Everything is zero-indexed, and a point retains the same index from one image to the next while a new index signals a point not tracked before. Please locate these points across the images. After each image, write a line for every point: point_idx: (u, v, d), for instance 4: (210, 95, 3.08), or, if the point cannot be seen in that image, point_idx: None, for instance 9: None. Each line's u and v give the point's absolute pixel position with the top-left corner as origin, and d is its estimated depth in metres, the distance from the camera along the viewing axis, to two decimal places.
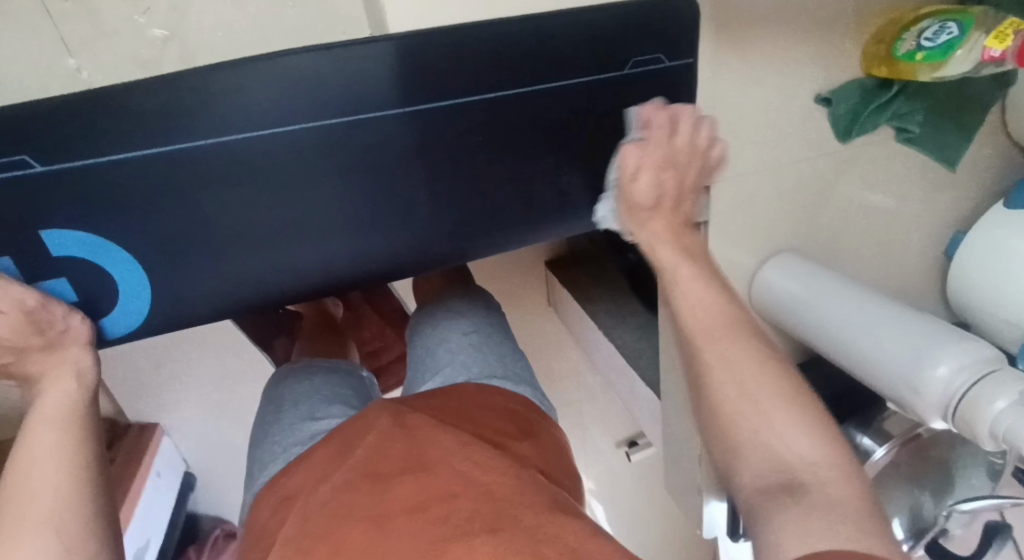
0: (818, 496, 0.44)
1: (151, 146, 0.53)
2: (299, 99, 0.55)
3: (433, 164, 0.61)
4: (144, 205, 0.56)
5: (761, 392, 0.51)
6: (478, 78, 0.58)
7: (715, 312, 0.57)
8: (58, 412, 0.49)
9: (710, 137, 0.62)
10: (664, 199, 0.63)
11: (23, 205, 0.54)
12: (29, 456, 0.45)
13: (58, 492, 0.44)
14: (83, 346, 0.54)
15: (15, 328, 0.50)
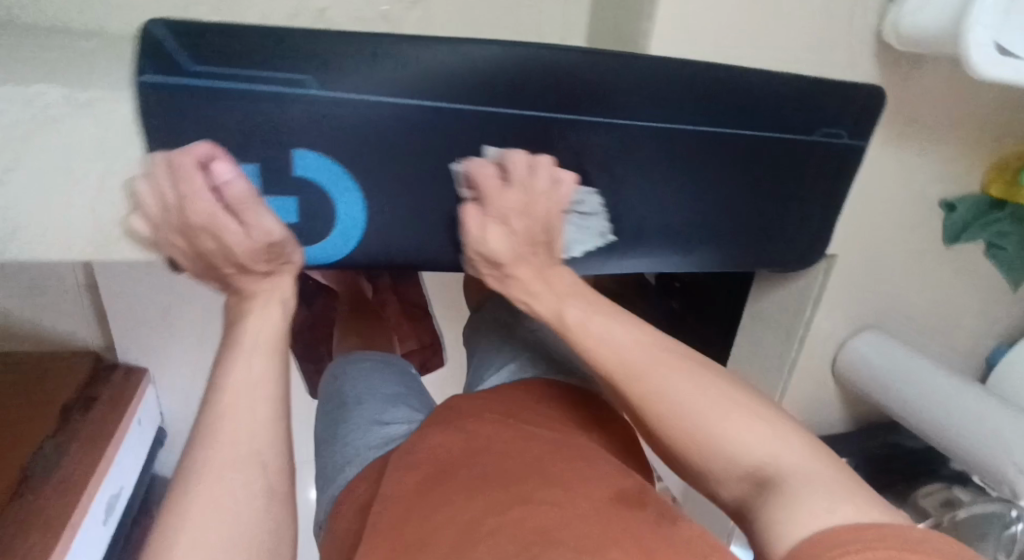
0: (783, 474, 0.40)
1: (410, 96, 0.55)
2: (550, 88, 0.58)
3: (631, 179, 0.65)
4: (379, 148, 0.57)
5: (703, 407, 0.44)
6: (700, 110, 0.63)
7: (642, 345, 0.48)
8: (264, 337, 0.51)
9: (555, 176, 0.58)
10: (524, 250, 0.56)
11: (270, 120, 0.53)
12: (238, 380, 0.47)
13: (263, 428, 0.46)
14: (293, 274, 0.56)
15: (253, 252, 0.52)
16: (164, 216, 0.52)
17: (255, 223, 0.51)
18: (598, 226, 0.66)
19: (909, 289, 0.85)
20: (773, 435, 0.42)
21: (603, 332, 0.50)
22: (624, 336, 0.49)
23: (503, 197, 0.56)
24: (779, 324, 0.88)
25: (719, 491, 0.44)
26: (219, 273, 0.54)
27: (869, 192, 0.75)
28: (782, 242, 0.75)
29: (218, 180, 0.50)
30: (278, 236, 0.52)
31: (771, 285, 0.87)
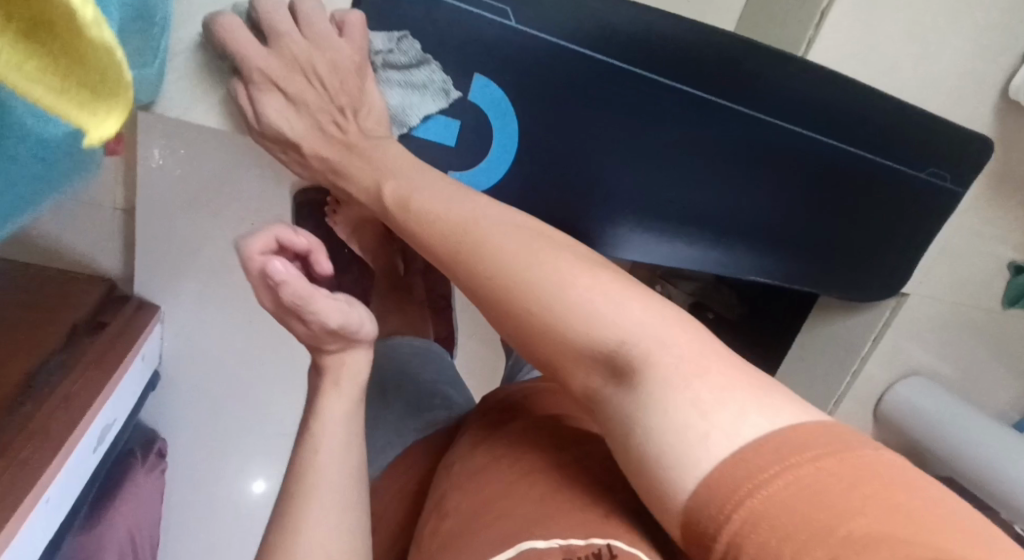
0: (668, 359, 0.38)
1: (591, 48, 0.62)
2: (707, 70, 0.65)
3: (753, 176, 0.71)
4: (552, 89, 0.63)
5: (589, 305, 0.42)
6: (826, 121, 0.69)
7: (462, 222, 0.49)
8: (339, 415, 0.59)
9: (341, 29, 0.55)
10: (317, 124, 0.56)
11: (470, 43, 0.59)
12: (313, 462, 0.56)
13: (330, 507, 0.55)
14: (363, 346, 0.60)
15: (318, 334, 0.57)
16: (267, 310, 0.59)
17: (312, 317, 0.54)
18: (389, 74, 0.59)
19: (961, 342, 0.90)
20: (646, 315, 0.41)
21: (438, 196, 0.51)
22: (467, 208, 0.50)
23: (264, 66, 0.53)
24: (834, 357, 0.92)
25: (579, 376, 0.44)
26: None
27: (948, 237, 0.81)
28: (862, 270, 0.80)
29: (274, 279, 0.52)
30: (339, 327, 0.56)
31: (835, 318, 0.91)
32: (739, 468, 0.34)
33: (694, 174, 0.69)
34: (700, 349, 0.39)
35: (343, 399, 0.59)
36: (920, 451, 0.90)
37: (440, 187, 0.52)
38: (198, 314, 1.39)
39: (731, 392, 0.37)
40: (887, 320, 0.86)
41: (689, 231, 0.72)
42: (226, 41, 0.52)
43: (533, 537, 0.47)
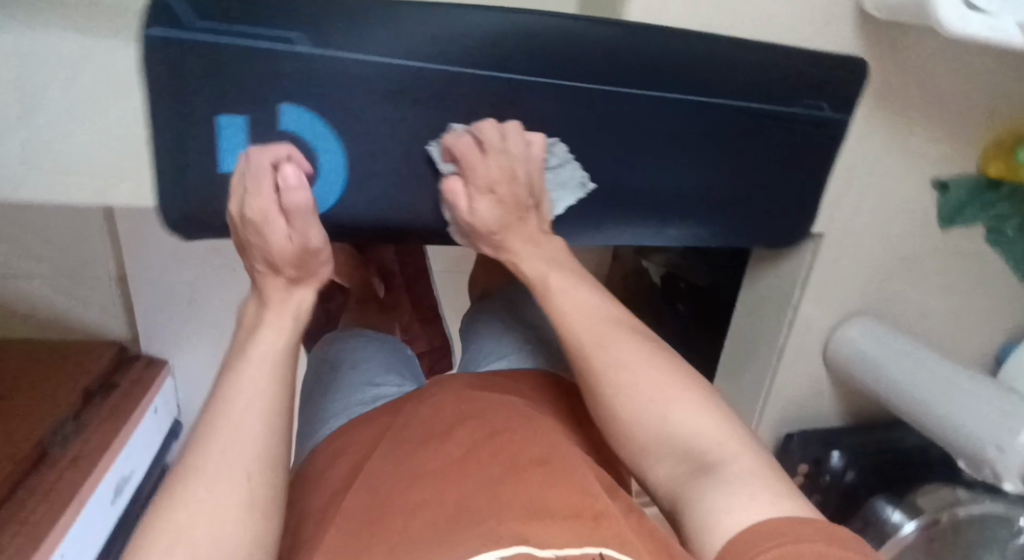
0: (734, 466, 0.47)
1: (394, 54, 0.59)
2: (529, 53, 0.62)
3: (614, 147, 0.68)
4: (365, 104, 0.61)
5: (656, 402, 0.51)
6: (676, 78, 0.65)
7: (596, 316, 0.57)
8: (266, 356, 0.54)
9: (524, 138, 0.62)
10: (506, 217, 0.62)
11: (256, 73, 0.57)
12: (234, 401, 0.50)
13: (257, 445, 0.49)
14: (312, 283, 0.61)
15: (290, 256, 0.58)
16: (234, 202, 0.58)
17: (300, 229, 0.57)
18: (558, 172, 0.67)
19: (901, 275, 0.84)
20: (718, 425, 0.50)
21: (579, 303, 0.58)
22: (593, 299, 0.58)
23: (483, 165, 0.60)
24: (769, 313, 0.88)
25: (656, 471, 0.51)
26: (253, 268, 0.60)
27: (860, 168, 0.75)
28: (765, 219, 0.76)
29: (286, 183, 0.57)
30: (314, 245, 0.59)
31: (764, 269, 0.87)
32: (775, 530, 0.41)
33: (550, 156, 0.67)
34: (764, 462, 0.48)
35: (282, 332, 0.57)
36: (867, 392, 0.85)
37: (585, 291, 0.59)
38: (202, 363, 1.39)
39: (762, 489, 0.45)
40: (812, 264, 0.81)
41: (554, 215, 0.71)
42: (467, 151, 0.61)
43: (525, 542, 0.42)
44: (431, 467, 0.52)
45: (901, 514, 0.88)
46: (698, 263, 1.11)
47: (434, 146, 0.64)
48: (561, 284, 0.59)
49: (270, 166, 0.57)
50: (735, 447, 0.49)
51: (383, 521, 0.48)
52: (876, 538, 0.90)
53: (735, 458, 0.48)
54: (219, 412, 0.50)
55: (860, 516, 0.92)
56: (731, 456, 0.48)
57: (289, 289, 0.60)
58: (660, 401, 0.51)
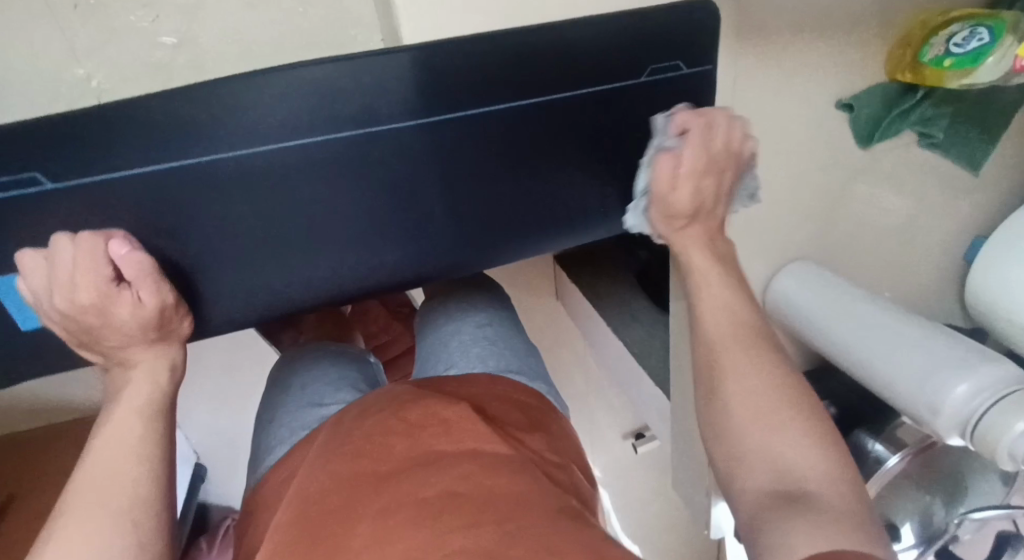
0: (827, 503, 0.44)
1: (156, 161, 0.53)
2: (309, 111, 0.54)
3: (451, 177, 0.61)
4: (149, 217, 0.55)
5: (788, 421, 0.50)
6: (488, 88, 0.56)
7: (731, 321, 0.57)
8: (142, 400, 0.56)
9: (733, 128, 0.60)
10: (697, 207, 0.61)
11: (19, 223, 0.53)
12: (109, 449, 0.52)
13: (134, 489, 0.51)
14: (177, 344, 0.60)
15: (147, 324, 0.56)
16: (58, 295, 0.53)
17: (148, 295, 0.55)
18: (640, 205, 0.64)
19: (831, 208, 0.75)
20: (828, 461, 0.48)
21: (717, 311, 0.58)
22: (726, 313, 0.58)
23: (699, 140, 0.58)
24: None
25: (748, 480, 0.49)
26: (102, 347, 0.57)
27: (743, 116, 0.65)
28: None
29: (121, 250, 0.53)
30: (170, 303, 0.57)
31: None
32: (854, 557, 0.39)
33: (382, 207, 0.60)
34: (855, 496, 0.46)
35: (154, 381, 0.57)
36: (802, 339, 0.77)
37: (722, 298, 0.59)
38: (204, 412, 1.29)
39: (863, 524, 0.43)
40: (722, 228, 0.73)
41: (414, 260, 0.65)
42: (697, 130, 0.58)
43: None
44: (438, 470, 0.49)
45: (885, 448, 0.82)
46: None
47: (662, 117, 0.61)
48: (711, 292, 0.59)
49: (99, 245, 0.53)
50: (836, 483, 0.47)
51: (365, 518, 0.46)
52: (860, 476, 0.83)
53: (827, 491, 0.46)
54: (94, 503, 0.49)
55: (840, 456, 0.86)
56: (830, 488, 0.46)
57: (151, 355, 0.58)
58: (792, 423, 0.50)
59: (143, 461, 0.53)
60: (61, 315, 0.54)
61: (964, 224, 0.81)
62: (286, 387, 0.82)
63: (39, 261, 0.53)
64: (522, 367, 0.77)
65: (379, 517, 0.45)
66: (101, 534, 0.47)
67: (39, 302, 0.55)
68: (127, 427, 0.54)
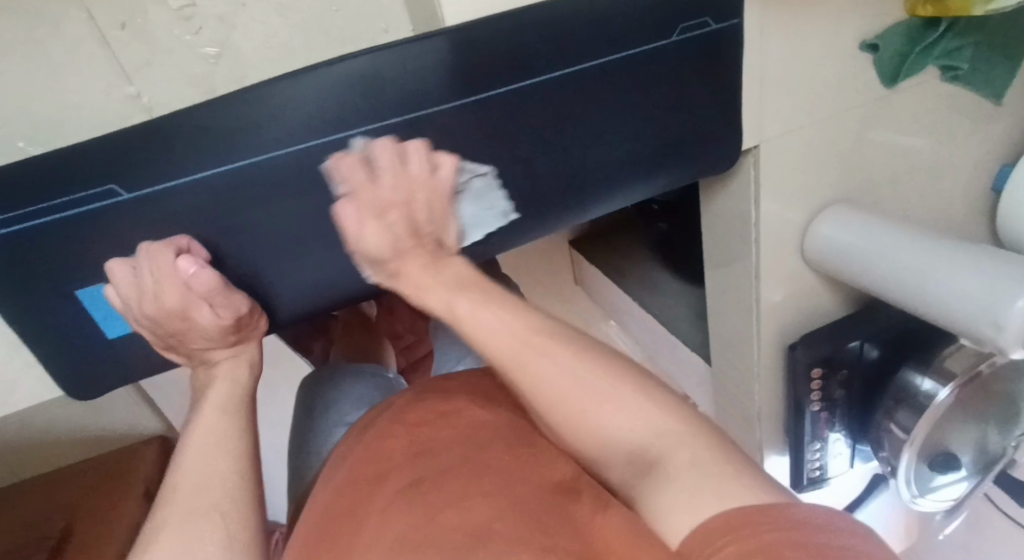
0: (719, 482, 0.39)
1: (221, 164, 0.55)
2: (358, 100, 0.56)
3: (498, 154, 0.62)
4: (217, 219, 0.57)
5: (602, 412, 0.46)
6: (528, 60, 0.58)
7: (513, 335, 0.51)
8: (223, 400, 0.59)
9: (431, 159, 0.57)
10: (403, 246, 0.57)
11: (95, 237, 0.55)
12: (190, 445, 0.55)
13: (226, 479, 0.52)
14: (253, 342, 0.63)
15: (223, 329, 0.59)
16: (143, 304, 0.57)
17: (222, 306, 0.58)
18: (473, 184, 0.63)
19: (859, 148, 0.77)
20: (659, 419, 0.45)
21: (501, 317, 0.53)
22: (504, 322, 0.52)
23: (383, 176, 0.56)
24: (735, 232, 0.82)
25: (607, 473, 0.46)
26: (185, 348, 0.61)
27: (772, 67, 0.67)
28: (691, 156, 0.69)
29: (190, 266, 0.56)
30: (246, 310, 0.60)
31: (715, 193, 0.81)
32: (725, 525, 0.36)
33: None
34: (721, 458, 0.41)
35: (233, 381, 0.61)
36: (850, 283, 0.79)
37: (483, 310, 0.54)
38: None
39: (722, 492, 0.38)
40: (757, 180, 0.75)
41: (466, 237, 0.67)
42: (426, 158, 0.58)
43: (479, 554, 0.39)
44: (427, 458, 0.50)
45: (933, 382, 0.83)
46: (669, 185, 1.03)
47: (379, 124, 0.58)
48: (492, 311, 0.53)
49: (169, 257, 0.55)
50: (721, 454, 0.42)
51: (366, 520, 0.48)
52: (914, 410, 0.84)
53: (668, 452, 0.43)
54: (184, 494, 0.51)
55: (892, 393, 0.87)
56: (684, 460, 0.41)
57: (230, 355, 0.62)
58: (602, 409, 0.46)
59: (230, 456, 0.54)
60: (148, 321, 0.58)
61: (988, 154, 0.83)
62: (319, 397, 0.87)
63: (125, 269, 0.56)
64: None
65: (379, 512, 0.47)
66: (190, 523, 0.49)
67: (125, 308, 0.57)
68: (212, 426, 0.56)
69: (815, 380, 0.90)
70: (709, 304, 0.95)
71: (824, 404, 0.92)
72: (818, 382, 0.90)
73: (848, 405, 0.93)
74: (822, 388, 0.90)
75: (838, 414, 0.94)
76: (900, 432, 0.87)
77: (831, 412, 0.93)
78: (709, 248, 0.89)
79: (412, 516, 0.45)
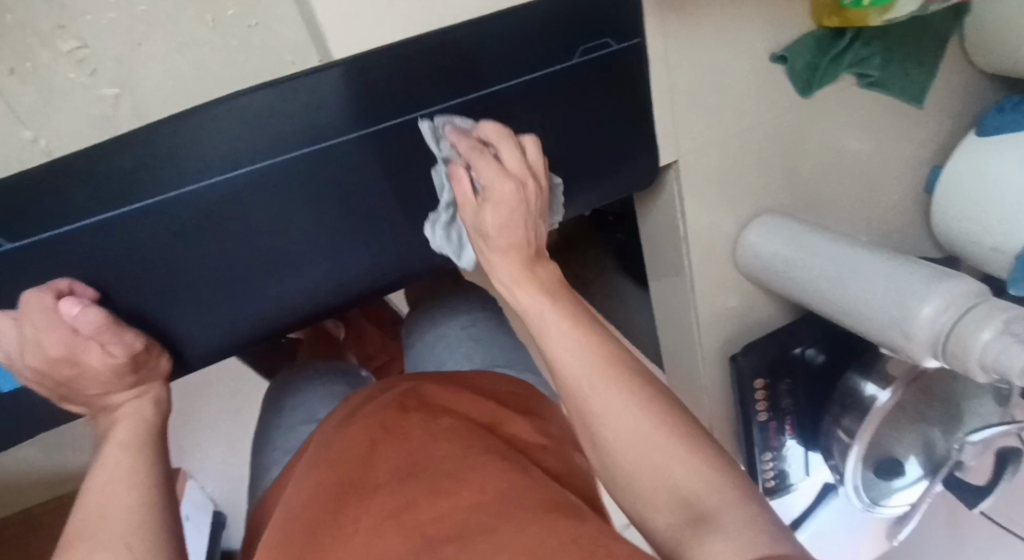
0: (723, 517, 0.42)
1: (114, 208, 0.54)
2: (254, 138, 0.55)
3: (405, 180, 0.62)
4: (115, 263, 0.56)
5: (651, 454, 0.45)
6: (426, 87, 0.58)
7: (591, 356, 0.48)
8: (130, 435, 0.57)
9: (58, 311, 0.52)
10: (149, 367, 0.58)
11: None
12: (98, 476, 0.54)
13: (129, 510, 0.52)
14: (157, 380, 0.61)
15: (117, 371, 0.54)
16: (28, 355, 0.53)
17: (110, 344, 0.54)
18: (440, 218, 0.61)
19: (783, 156, 0.76)
20: (706, 475, 0.44)
21: (555, 337, 0.49)
22: (575, 346, 0.48)
23: (496, 189, 0.51)
24: (669, 246, 0.82)
25: (652, 517, 0.45)
26: (82, 397, 0.58)
27: (681, 82, 0.67)
28: (606, 173, 0.69)
29: (65, 315, 0.52)
30: (140, 348, 0.57)
31: (646, 207, 0.81)
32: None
33: (344, 219, 0.62)
34: (744, 494, 0.43)
35: (140, 416, 0.59)
36: (782, 293, 0.79)
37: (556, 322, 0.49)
38: (214, 457, 1.30)
39: (758, 531, 0.40)
40: (681, 194, 0.74)
41: (385, 264, 0.66)
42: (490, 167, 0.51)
43: None
44: (422, 469, 0.50)
45: (876, 386, 0.82)
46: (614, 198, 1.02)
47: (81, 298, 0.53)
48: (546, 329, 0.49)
49: (50, 302, 0.52)
50: (730, 484, 0.44)
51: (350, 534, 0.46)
52: (858, 416, 0.84)
53: (718, 507, 0.42)
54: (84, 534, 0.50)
55: (837, 399, 0.87)
56: (728, 505, 0.42)
57: (132, 397, 0.59)
58: (654, 454, 0.45)
59: (134, 488, 0.54)
60: (34, 374, 0.54)
61: (918, 156, 0.83)
62: (264, 425, 0.86)
63: (9, 322, 0.54)
64: (506, 358, 0.80)
65: (373, 528, 0.46)
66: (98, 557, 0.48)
67: (11, 362, 0.55)
68: (115, 462, 0.55)
69: (759, 391, 0.89)
70: (655, 316, 0.95)
71: (772, 415, 0.91)
72: (762, 392, 0.89)
73: (797, 413, 0.92)
74: (768, 398, 0.90)
75: (788, 424, 0.93)
76: (846, 438, 0.86)
77: (780, 422, 0.92)
78: (649, 261, 0.88)
79: (406, 534, 0.45)
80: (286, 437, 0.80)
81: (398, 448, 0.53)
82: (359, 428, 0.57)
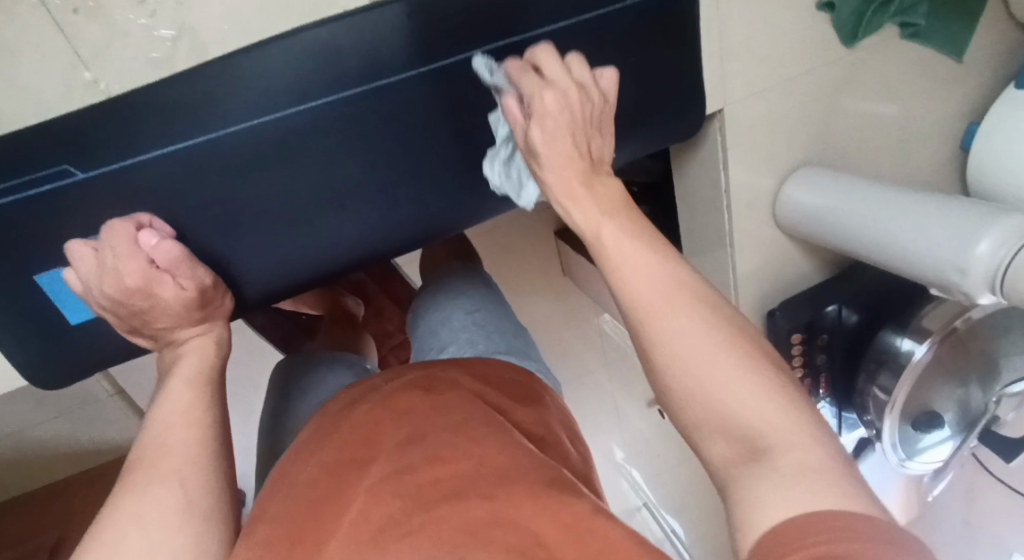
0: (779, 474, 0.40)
1: (182, 140, 0.55)
2: (314, 74, 0.56)
3: (457, 123, 0.63)
4: (178, 197, 0.57)
5: (720, 390, 0.44)
6: (484, 27, 0.58)
7: (662, 283, 0.48)
8: (192, 372, 0.58)
9: (135, 245, 0.53)
10: (209, 309, 0.60)
11: (56, 218, 0.55)
12: (162, 412, 0.55)
13: (189, 447, 0.53)
14: (220, 319, 0.62)
15: (190, 304, 0.57)
16: (103, 285, 0.54)
17: (184, 281, 0.56)
18: (500, 155, 0.63)
19: (823, 109, 0.77)
20: (778, 411, 0.42)
21: (633, 269, 0.49)
22: (649, 272, 0.49)
23: (540, 102, 0.53)
24: (707, 201, 0.82)
25: (710, 456, 0.44)
26: (150, 330, 0.59)
27: (728, 28, 0.67)
28: (654, 118, 0.69)
29: (147, 249, 0.54)
30: (208, 283, 0.58)
31: (684, 160, 0.81)
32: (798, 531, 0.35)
33: (397, 160, 0.63)
34: (807, 426, 0.42)
35: (202, 353, 0.60)
36: (822, 244, 0.80)
37: (638, 251, 0.50)
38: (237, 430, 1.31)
39: (823, 476, 0.38)
40: (724, 145, 0.75)
41: (433, 208, 0.67)
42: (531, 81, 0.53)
43: None
44: (425, 438, 0.50)
45: (912, 341, 0.82)
46: (642, 160, 1.03)
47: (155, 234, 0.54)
48: (622, 259, 0.50)
49: (129, 232, 0.53)
50: (782, 424, 0.42)
51: (355, 500, 0.47)
52: (893, 372, 0.84)
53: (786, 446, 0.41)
54: (149, 464, 0.51)
55: (873, 356, 0.87)
56: (794, 445, 0.40)
57: (196, 334, 0.60)
58: (721, 389, 0.43)
59: (195, 425, 0.55)
60: (107, 302, 0.56)
61: (954, 114, 0.83)
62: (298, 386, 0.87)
63: (86, 250, 0.54)
64: (510, 346, 0.77)
65: (376, 489, 0.47)
66: (155, 490, 0.50)
67: (87, 290, 0.56)
68: (178, 398, 0.56)
69: (796, 346, 0.89)
70: (688, 275, 0.95)
71: (807, 371, 0.92)
72: (799, 347, 0.89)
73: (831, 371, 0.92)
74: (803, 355, 0.90)
75: (822, 382, 0.93)
76: (882, 395, 0.86)
77: (815, 379, 0.93)
78: (686, 235, 0.91)
79: (406, 501, 0.46)
80: (323, 392, 0.81)
81: (401, 423, 0.53)
82: (380, 394, 0.57)
